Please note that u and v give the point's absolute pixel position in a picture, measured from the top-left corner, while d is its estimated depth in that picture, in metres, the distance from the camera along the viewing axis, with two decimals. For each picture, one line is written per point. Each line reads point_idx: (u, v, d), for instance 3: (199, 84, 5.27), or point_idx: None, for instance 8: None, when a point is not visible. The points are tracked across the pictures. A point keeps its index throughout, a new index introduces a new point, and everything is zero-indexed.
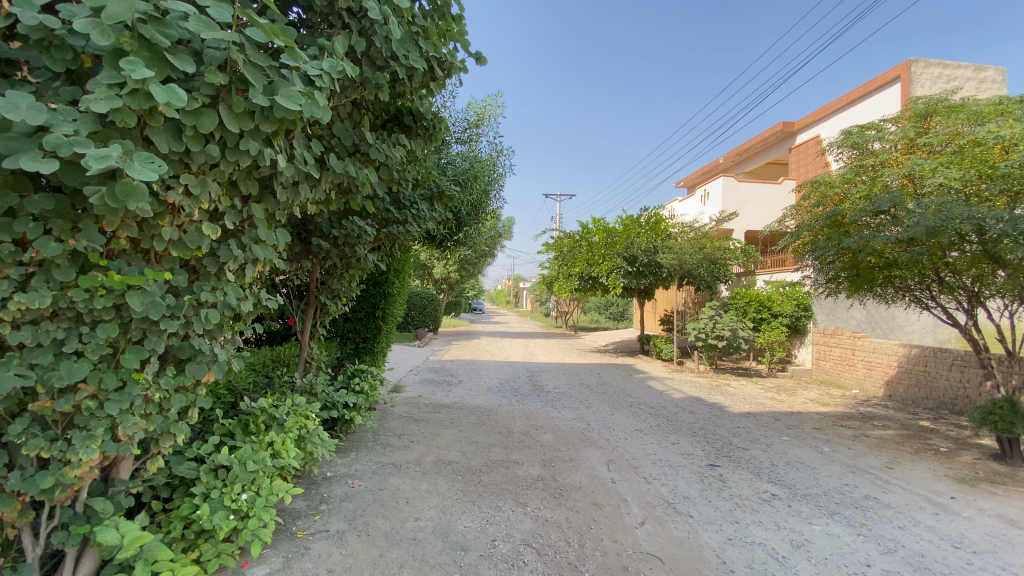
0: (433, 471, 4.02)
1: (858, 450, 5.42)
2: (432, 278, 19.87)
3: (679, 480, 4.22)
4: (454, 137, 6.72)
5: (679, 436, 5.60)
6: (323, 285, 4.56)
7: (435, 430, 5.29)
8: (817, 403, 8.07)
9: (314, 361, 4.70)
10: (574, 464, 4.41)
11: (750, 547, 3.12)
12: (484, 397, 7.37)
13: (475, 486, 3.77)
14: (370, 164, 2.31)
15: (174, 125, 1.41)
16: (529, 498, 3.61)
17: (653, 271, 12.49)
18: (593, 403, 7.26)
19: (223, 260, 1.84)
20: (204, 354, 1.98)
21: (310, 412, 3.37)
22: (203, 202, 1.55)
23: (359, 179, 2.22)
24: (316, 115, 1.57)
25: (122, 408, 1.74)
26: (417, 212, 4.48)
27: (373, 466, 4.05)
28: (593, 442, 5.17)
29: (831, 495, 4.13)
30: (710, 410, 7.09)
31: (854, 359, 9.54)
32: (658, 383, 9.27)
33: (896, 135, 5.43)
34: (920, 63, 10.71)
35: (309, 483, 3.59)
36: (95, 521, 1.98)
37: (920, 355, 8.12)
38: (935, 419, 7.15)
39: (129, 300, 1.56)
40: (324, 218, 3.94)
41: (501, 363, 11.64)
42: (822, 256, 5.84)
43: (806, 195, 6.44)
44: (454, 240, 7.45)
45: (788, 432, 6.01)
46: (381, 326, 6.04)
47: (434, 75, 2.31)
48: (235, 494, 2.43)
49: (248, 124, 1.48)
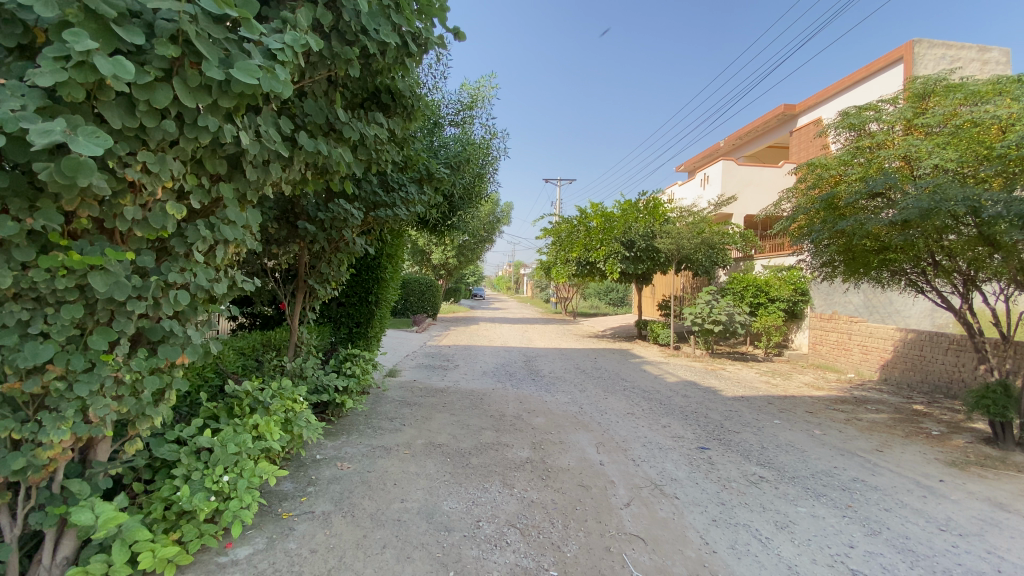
0: (422, 454, 4.03)
1: (849, 433, 5.43)
2: (431, 263, 19.83)
3: (668, 462, 4.24)
4: (447, 119, 6.64)
5: (670, 419, 5.62)
6: (312, 269, 4.53)
7: (427, 413, 5.30)
8: (811, 387, 8.08)
9: (305, 346, 4.71)
10: (563, 446, 4.42)
11: (734, 528, 3.14)
12: (479, 382, 7.40)
13: (464, 469, 3.78)
14: (346, 144, 2.26)
15: (128, 99, 1.37)
16: (517, 480, 3.62)
17: (650, 255, 12.44)
18: (587, 388, 7.27)
19: (191, 240, 1.81)
20: (177, 336, 1.97)
21: (298, 395, 3.38)
22: (165, 180, 1.52)
23: (334, 159, 2.17)
24: (277, 90, 1.52)
25: (92, 389, 1.74)
26: (405, 194, 4.43)
27: (363, 449, 4.06)
28: (584, 425, 5.19)
29: (819, 477, 4.15)
30: (703, 394, 7.10)
31: (850, 343, 9.54)
32: (654, 368, 9.29)
33: (893, 115, 5.30)
34: (924, 43, 10.52)
35: (297, 466, 3.60)
36: (72, 502, 1.99)
37: (917, 340, 8.12)
38: (928, 402, 7.17)
39: (91, 281, 1.54)
40: (310, 201, 3.92)
41: (498, 348, 11.66)
42: (817, 239, 5.83)
43: (802, 177, 6.36)
44: (447, 224, 7.42)
45: (780, 415, 6.02)
46: (374, 310, 6.02)
47: (409, 51, 2.24)
48: (216, 476, 2.46)
49: (205, 99, 1.43)
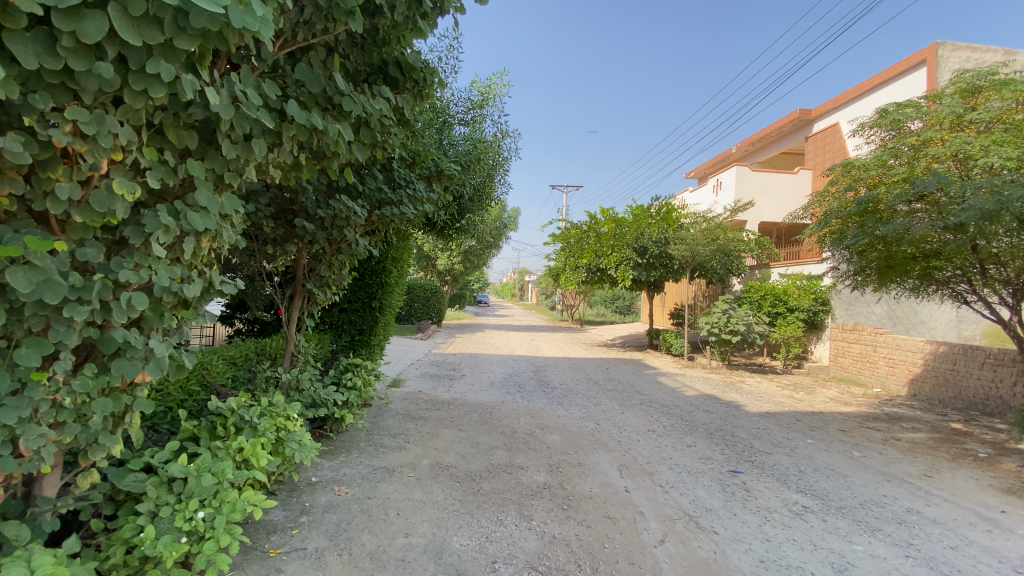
0: (428, 478, 3.64)
1: (890, 456, 4.99)
2: (435, 269, 19.48)
3: (700, 489, 3.83)
4: (456, 117, 6.29)
5: (695, 438, 5.20)
6: (311, 273, 4.16)
7: (433, 429, 4.92)
8: (837, 403, 7.63)
9: (301, 355, 4.36)
10: (583, 469, 4.02)
11: (786, 572, 2.73)
12: (487, 393, 7.00)
13: (474, 496, 3.38)
14: (346, 119, 1.90)
15: (49, 32, 1.03)
16: (534, 510, 3.22)
17: (664, 262, 12.01)
18: (602, 401, 6.85)
19: (148, 228, 1.43)
20: (134, 348, 1.61)
21: (290, 413, 3.01)
22: (105, 146, 1.19)
23: (330, 137, 1.80)
24: (251, 28, 1.17)
25: (21, 416, 1.37)
26: (413, 192, 4.08)
27: (363, 471, 3.68)
28: (603, 444, 4.79)
29: (869, 508, 3.72)
30: (726, 409, 6.67)
31: (875, 356, 9.11)
32: (669, 381, 8.84)
33: (940, 112, 4.89)
34: (948, 45, 10.15)
35: (290, 491, 3.22)
36: (7, 550, 1.63)
37: (949, 353, 7.69)
38: (966, 420, 6.72)
39: (9, 278, 1.18)
40: (310, 198, 3.59)
41: (505, 357, 11.26)
42: (853, 245, 5.43)
43: (834, 180, 5.98)
44: (455, 227, 7.06)
45: (812, 434, 5.58)
46: (377, 317, 5.66)
47: (422, 8, 1.92)
48: (190, 513, 2.09)
49: (155, 36, 1.09)
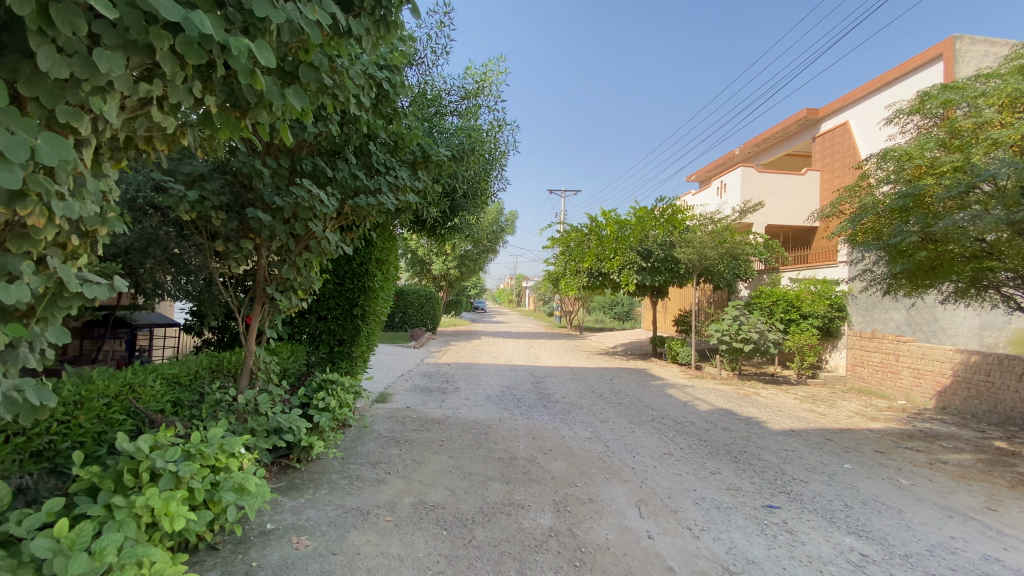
0: (409, 524, 2.99)
1: (943, 484, 4.36)
2: (431, 274, 18.86)
3: (735, 532, 3.20)
4: (448, 105, 5.69)
5: (717, 463, 4.59)
6: (274, 275, 3.52)
7: (420, 456, 4.27)
8: (864, 418, 7.02)
9: (262, 372, 3.69)
10: (595, 508, 3.40)
11: None
12: (483, 409, 6.35)
13: (465, 550, 2.73)
14: (267, 37, 1.30)
15: None
16: (539, 571, 2.58)
17: (669, 266, 11.35)
18: (610, 418, 6.22)
19: None
20: None
21: (232, 448, 2.37)
22: None
23: (237, 57, 1.19)
24: None
25: None
26: (394, 179, 3.45)
27: (331, 514, 3.04)
28: (615, 472, 4.17)
29: (939, 555, 3.10)
30: (746, 427, 6.04)
31: (897, 366, 8.52)
32: (679, 393, 8.21)
33: (997, 91, 4.30)
34: (966, 39, 9.60)
35: (235, 547, 2.58)
36: None
37: (982, 363, 7.10)
38: (1008, 438, 6.10)
39: None
40: (266, 184, 2.97)
41: (502, 367, 10.62)
42: (894, 243, 4.82)
43: (867, 174, 5.40)
44: (447, 226, 6.44)
45: (848, 458, 4.96)
46: (359, 326, 5.03)
47: None
48: None
49: None
